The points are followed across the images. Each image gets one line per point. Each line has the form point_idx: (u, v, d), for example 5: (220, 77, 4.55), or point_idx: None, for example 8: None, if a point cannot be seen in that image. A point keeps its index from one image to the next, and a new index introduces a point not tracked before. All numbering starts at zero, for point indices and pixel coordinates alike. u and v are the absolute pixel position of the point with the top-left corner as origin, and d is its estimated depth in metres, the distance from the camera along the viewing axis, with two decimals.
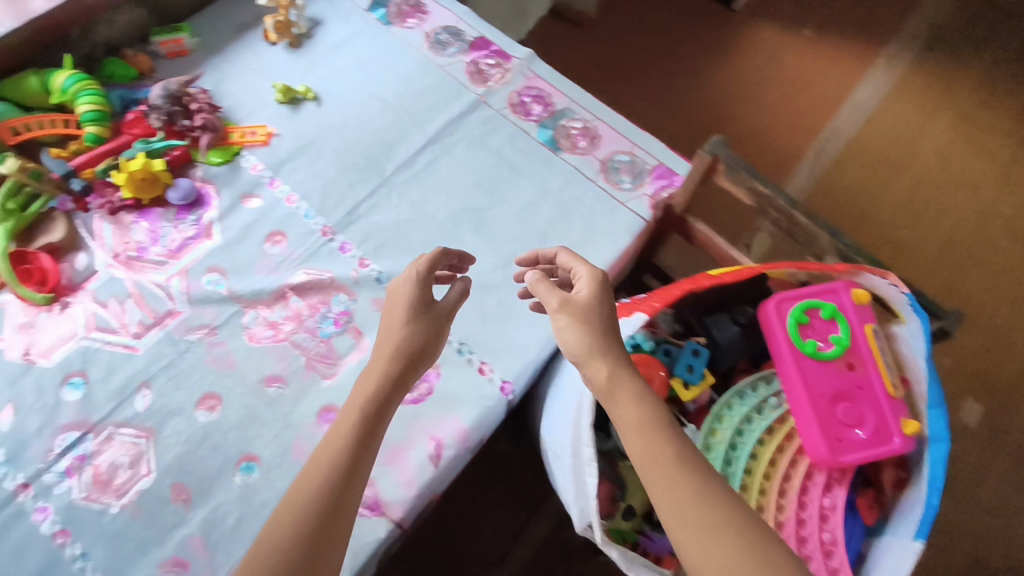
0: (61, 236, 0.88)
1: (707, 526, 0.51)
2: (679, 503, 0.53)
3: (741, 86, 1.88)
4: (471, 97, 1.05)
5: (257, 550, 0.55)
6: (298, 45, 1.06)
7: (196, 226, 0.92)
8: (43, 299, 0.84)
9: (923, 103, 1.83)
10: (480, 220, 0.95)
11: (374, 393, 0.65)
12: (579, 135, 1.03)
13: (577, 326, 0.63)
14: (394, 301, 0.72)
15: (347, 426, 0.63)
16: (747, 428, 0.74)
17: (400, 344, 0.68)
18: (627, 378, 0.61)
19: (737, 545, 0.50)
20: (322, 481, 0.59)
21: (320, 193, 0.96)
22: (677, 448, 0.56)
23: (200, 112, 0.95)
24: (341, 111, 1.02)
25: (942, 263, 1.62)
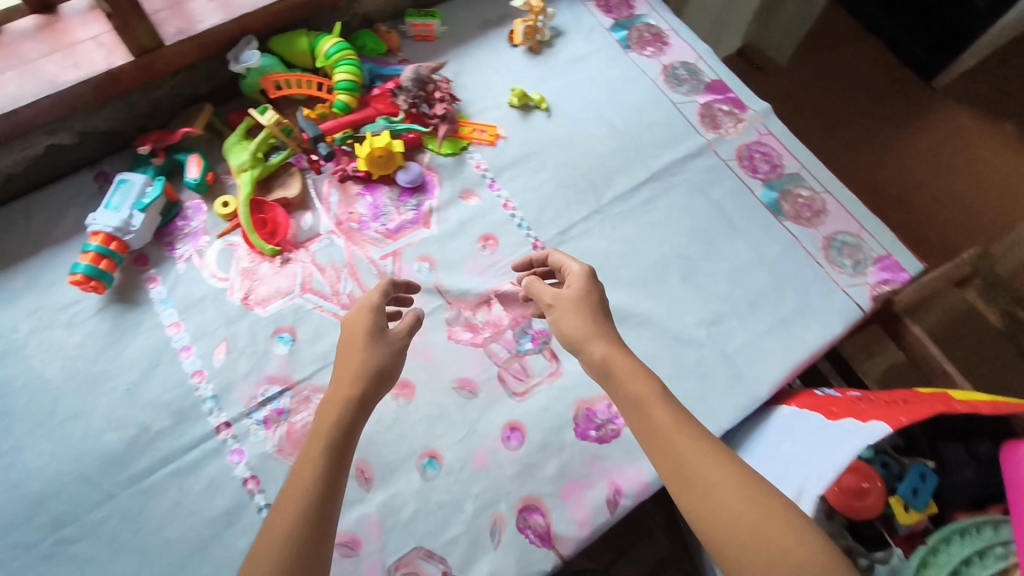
0: (295, 193, 0.91)
1: (709, 499, 0.53)
2: (693, 479, 0.54)
3: (926, 166, 1.67)
4: (700, 141, 1.02)
5: (271, 529, 0.53)
6: (537, 53, 1.06)
7: (416, 211, 0.93)
8: (271, 251, 0.87)
9: None
10: (690, 270, 0.93)
11: (354, 394, 0.63)
12: (805, 204, 0.99)
13: (570, 312, 0.69)
14: (351, 331, 0.69)
15: (332, 428, 0.60)
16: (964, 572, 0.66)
17: (374, 368, 0.66)
18: (598, 351, 0.65)
19: (761, 514, 0.51)
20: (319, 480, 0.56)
21: (537, 206, 0.95)
22: (671, 418, 0.58)
23: (444, 103, 0.96)
24: (569, 128, 1.01)
25: None
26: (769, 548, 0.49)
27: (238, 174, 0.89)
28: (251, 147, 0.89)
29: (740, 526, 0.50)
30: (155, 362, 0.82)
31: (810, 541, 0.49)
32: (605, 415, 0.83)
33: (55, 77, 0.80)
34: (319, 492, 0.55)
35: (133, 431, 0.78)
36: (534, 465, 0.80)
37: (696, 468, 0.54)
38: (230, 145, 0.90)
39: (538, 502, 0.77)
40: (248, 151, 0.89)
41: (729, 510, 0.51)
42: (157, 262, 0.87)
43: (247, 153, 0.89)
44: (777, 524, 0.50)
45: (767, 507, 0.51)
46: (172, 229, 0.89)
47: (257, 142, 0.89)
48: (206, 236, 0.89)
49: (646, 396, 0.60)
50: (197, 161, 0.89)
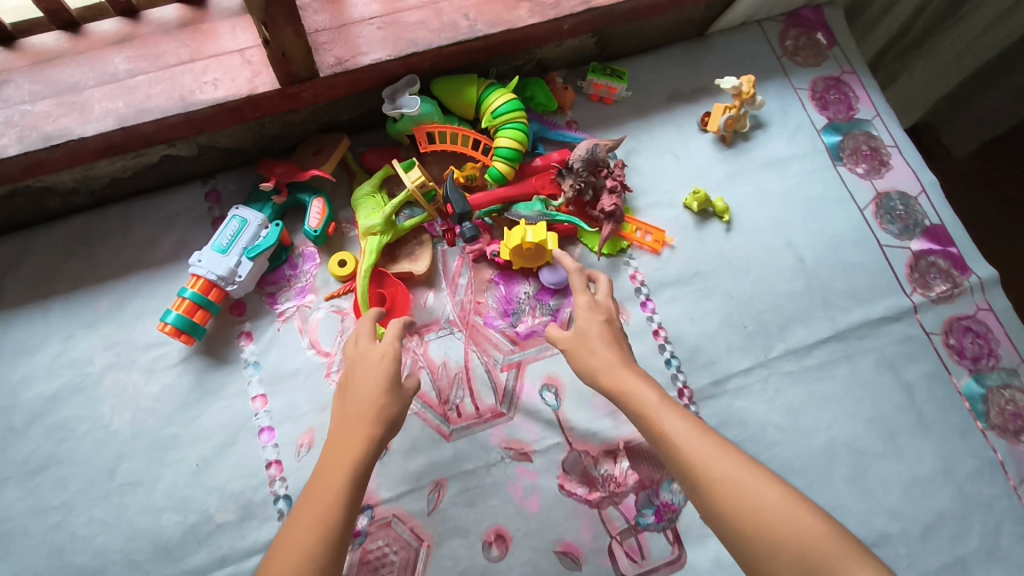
0: (423, 268, 0.78)
1: (730, 502, 0.50)
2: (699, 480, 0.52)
3: None
4: (902, 301, 0.84)
5: (289, 536, 0.50)
6: (729, 145, 0.89)
7: (553, 317, 0.79)
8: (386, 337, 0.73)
9: None
10: (860, 468, 0.77)
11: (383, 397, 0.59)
12: (1017, 413, 0.80)
13: (599, 332, 0.64)
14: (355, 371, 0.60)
15: (354, 454, 0.55)
16: None
17: (392, 415, 0.59)
18: (606, 379, 0.61)
19: (771, 498, 0.49)
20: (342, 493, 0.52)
21: (694, 343, 0.80)
22: (679, 422, 0.55)
23: (613, 195, 0.80)
24: (748, 250, 0.85)
25: None
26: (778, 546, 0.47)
27: (365, 237, 0.76)
28: (386, 210, 0.75)
29: (757, 517, 0.48)
30: (230, 438, 0.71)
31: (819, 521, 0.48)
32: None
33: (189, 94, 0.67)
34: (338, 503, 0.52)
35: (193, 518, 0.68)
36: None
37: (706, 468, 0.52)
38: (361, 197, 0.77)
39: None
40: (382, 212, 0.75)
41: (741, 507, 0.49)
42: (255, 315, 0.76)
43: (381, 216, 0.75)
44: (786, 510, 0.48)
45: (775, 493, 0.49)
46: (278, 279, 0.77)
47: (394, 205, 0.74)
48: (313, 295, 0.77)
49: (649, 404, 0.57)
50: (321, 208, 0.77)
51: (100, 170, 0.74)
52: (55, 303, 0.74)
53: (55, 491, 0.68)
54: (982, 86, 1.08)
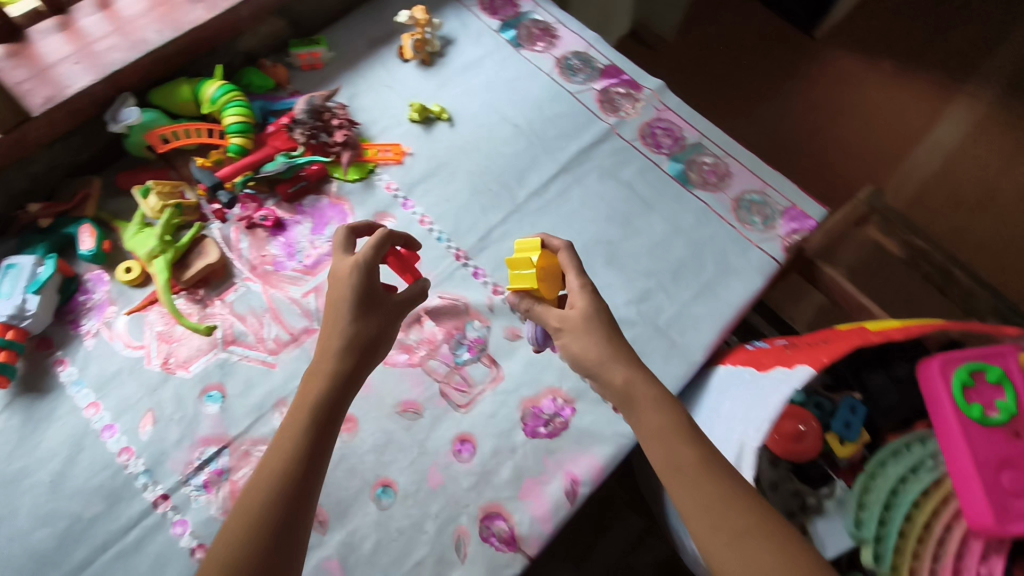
0: (216, 257, 0.86)
1: (706, 504, 0.59)
2: (675, 473, 0.61)
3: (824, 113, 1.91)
4: (602, 126, 1.04)
5: (250, 490, 0.61)
6: (430, 64, 1.07)
7: (332, 243, 0.91)
8: (206, 330, 0.83)
9: (1005, 140, 1.87)
10: (612, 253, 0.94)
11: (336, 343, 0.69)
12: (710, 171, 1.02)
13: (583, 304, 0.69)
14: (337, 293, 0.70)
15: (312, 404, 0.66)
16: (894, 501, 0.74)
17: (366, 334, 0.70)
18: (607, 350, 0.67)
19: (742, 517, 0.58)
20: (294, 442, 0.63)
21: (454, 216, 0.95)
22: (675, 428, 0.63)
23: (342, 130, 0.96)
24: (473, 133, 1.02)
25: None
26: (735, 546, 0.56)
27: (150, 263, 0.84)
28: (158, 231, 0.85)
29: (740, 527, 0.57)
30: (76, 447, 0.77)
31: (799, 544, 0.57)
32: (552, 409, 0.83)
33: None
34: (280, 467, 0.61)
35: (63, 524, 0.73)
36: (489, 472, 0.79)
37: (688, 478, 0.60)
38: (130, 235, 0.86)
39: (498, 507, 0.77)
40: (155, 235, 0.85)
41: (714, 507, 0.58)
42: (64, 343, 0.82)
43: (155, 238, 0.85)
44: (759, 529, 0.57)
45: (748, 510, 0.58)
46: (74, 306, 0.84)
47: (164, 223, 0.85)
48: (112, 306, 0.85)
49: (630, 386, 0.65)
50: (89, 231, 0.85)
51: None
52: None
53: None
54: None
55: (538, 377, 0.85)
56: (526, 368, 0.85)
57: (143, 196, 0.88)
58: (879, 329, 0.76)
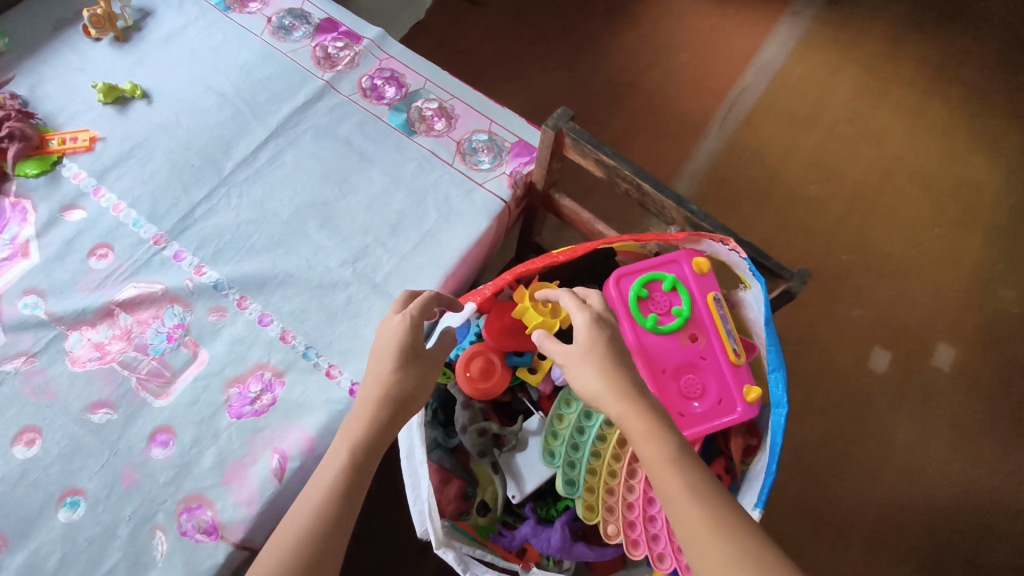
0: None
1: (708, 526, 0.50)
2: (682, 514, 0.52)
3: (650, 49, 1.92)
4: (318, 83, 0.99)
5: None
6: (125, 40, 1.00)
7: (10, 246, 0.84)
8: None
9: (822, 60, 1.97)
10: (327, 214, 0.90)
11: (378, 401, 0.62)
12: (435, 116, 0.98)
13: (580, 365, 0.60)
14: (382, 345, 0.65)
15: (332, 480, 0.57)
16: (587, 424, 0.74)
17: (397, 394, 0.64)
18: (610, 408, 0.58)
19: (734, 531, 0.50)
20: (303, 541, 0.54)
21: (151, 199, 0.89)
22: (679, 470, 0.54)
23: (10, 121, 0.88)
24: (175, 108, 0.95)
25: (839, 198, 1.78)
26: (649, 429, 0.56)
27: None
28: None
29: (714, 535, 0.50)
30: None
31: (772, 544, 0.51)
32: (259, 386, 0.79)
33: None
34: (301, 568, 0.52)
35: None
36: (189, 463, 0.75)
37: (684, 506, 0.52)
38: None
39: (198, 498, 0.73)
40: None
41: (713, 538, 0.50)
42: None
43: None
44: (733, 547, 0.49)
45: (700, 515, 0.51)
46: None
47: None
48: None
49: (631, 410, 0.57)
50: None
51: None
52: None
53: None
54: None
55: (243, 357, 0.81)
56: (231, 348, 0.81)
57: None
58: (562, 249, 0.74)
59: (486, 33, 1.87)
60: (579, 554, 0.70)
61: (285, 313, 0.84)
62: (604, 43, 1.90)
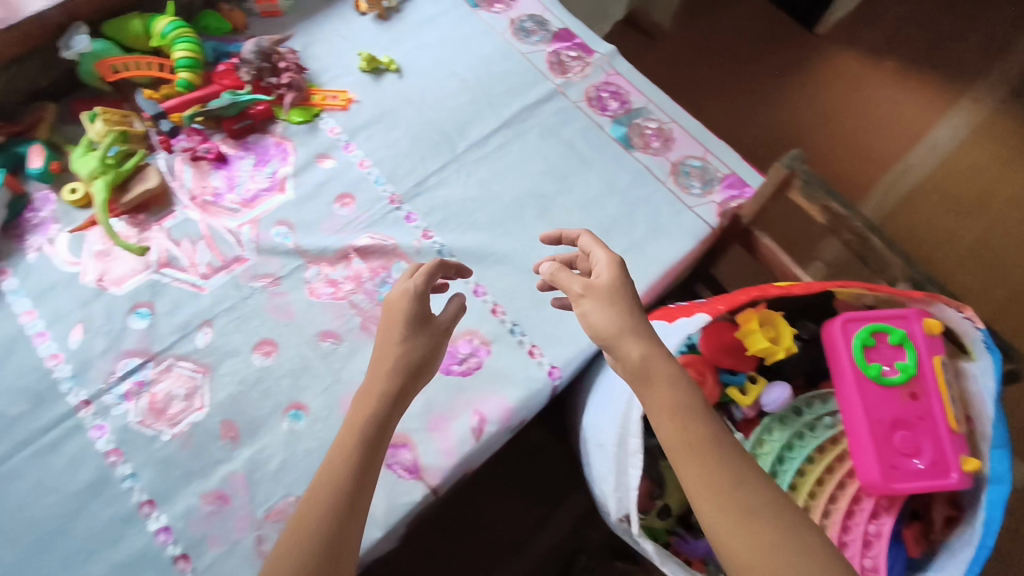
0: (155, 182, 0.90)
1: (763, 510, 0.53)
2: (742, 489, 0.54)
3: (819, 111, 1.92)
4: (548, 86, 1.06)
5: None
6: (386, 18, 1.09)
7: (271, 179, 0.95)
8: (140, 250, 0.87)
9: (997, 152, 1.91)
10: (546, 206, 0.96)
11: (407, 370, 0.67)
12: (653, 135, 1.03)
13: (604, 308, 0.62)
14: (392, 315, 0.69)
15: (367, 429, 0.64)
16: (788, 456, 0.74)
17: (414, 359, 0.68)
18: (635, 350, 0.60)
19: (795, 522, 0.53)
20: (342, 485, 0.60)
21: (392, 162, 0.97)
22: (712, 440, 0.57)
23: (289, 72, 0.99)
24: (421, 86, 1.04)
25: (994, 297, 1.71)
26: (667, 387, 0.60)
27: (92, 184, 0.88)
28: (102, 153, 0.88)
29: (765, 516, 0.53)
30: (10, 349, 0.82)
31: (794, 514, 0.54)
32: (467, 349, 0.86)
33: None
34: (341, 504, 0.59)
35: None
36: None
37: (750, 482, 0.54)
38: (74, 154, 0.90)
39: (403, 437, 0.80)
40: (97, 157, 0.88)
41: (776, 523, 0.52)
42: (10, 254, 0.87)
43: (96, 159, 0.88)
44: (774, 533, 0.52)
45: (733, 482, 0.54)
46: (22, 222, 0.89)
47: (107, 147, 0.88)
48: (56, 224, 0.89)
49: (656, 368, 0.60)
50: (40, 153, 0.90)
51: None
52: None
53: None
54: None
55: None
56: (447, 310, 0.88)
57: (90, 121, 0.91)
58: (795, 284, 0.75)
59: (658, 70, 1.95)
60: None
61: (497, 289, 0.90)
62: (773, 95, 1.93)
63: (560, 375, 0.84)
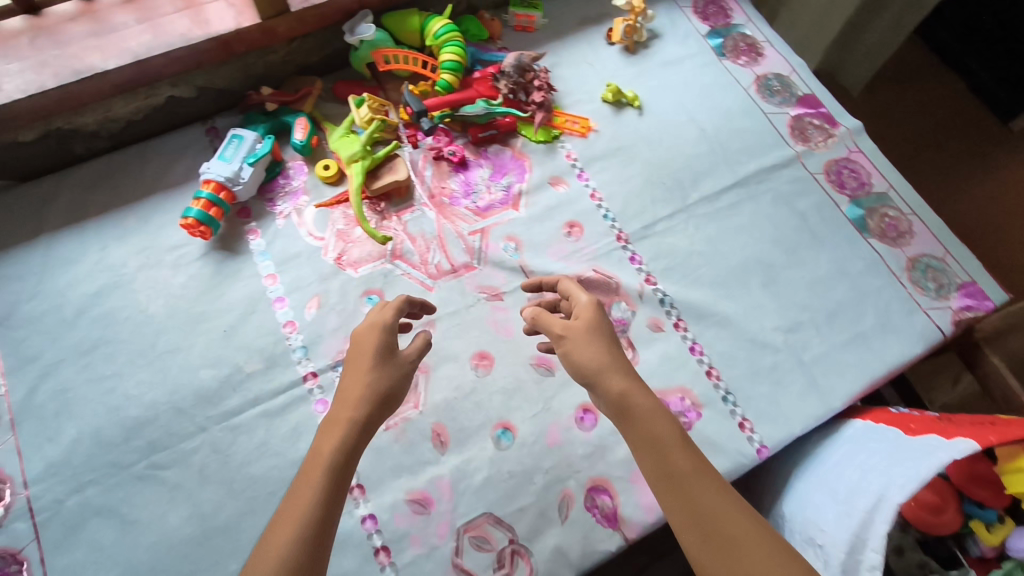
0: (404, 175, 0.92)
1: (705, 521, 0.53)
2: (703, 519, 0.54)
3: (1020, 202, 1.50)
4: (788, 152, 1.03)
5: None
6: (633, 52, 1.08)
7: (506, 193, 0.96)
8: (382, 239, 0.89)
9: None
10: (772, 276, 0.94)
11: (370, 406, 0.64)
12: (892, 224, 0.98)
13: (585, 346, 0.64)
14: (357, 346, 0.67)
15: (344, 445, 0.60)
16: None
17: (383, 390, 0.65)
18: (616, 385, 0.61)
19: (773, 555, 0.51)
20: (319, 501, 0.56)
21: (623, 199, 0.97)
22: (695, 470, 0.56)
23: (541, 91, 0.98)
24: (660, 127, 1.03)
25: None
26: (660, 418, 0.59)
27: (349, 165, 0.91)
28: (363, 139, 0.91)
29: (738, 545, 0.52)
30: (251, 308, 0.86)
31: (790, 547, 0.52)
32: (677, 408, 0.84)
33: (189, 32, 0.84)
34: (312, 517, 0.54)
35: (227, 370, 0.82)
36: (605, 447, 0.81)
37: (693, 494, 0.55)
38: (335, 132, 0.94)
39: (605, 482, 0.79)
40: (359, 142, 0.92)
41: (734, 552, 0.51)
42: (260, 215, 0.91)
43: (359, 144, 0.91)
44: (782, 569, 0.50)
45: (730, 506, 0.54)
46: (275, 188, 0.93)
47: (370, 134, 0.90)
48: (305, 196, 0.93)
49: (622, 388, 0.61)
50: (304, 124, 0.93)
51: (118, 111, 0.89)
52: (89, 223, 0.88)
53: (106, 363, 0.81)
54: (866, 28, 1.43)
55: (670, 374, 0.86)
56: (661, 362, 0.87)
57: (357, 105, 0.94)
58: None
59: None
60: None
61: (715, 352, 0.88)
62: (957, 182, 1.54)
63: (766, 445, 0.82)
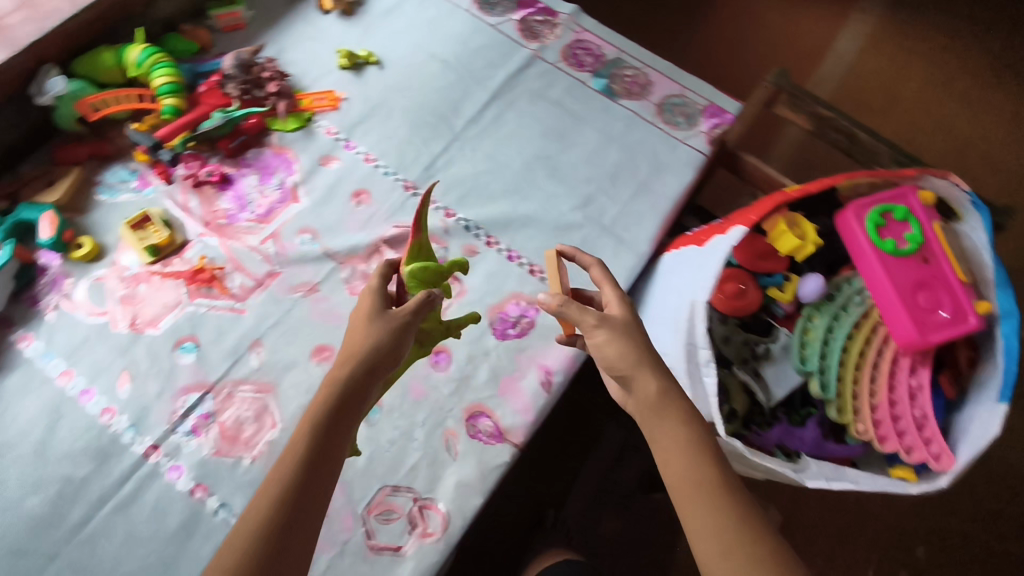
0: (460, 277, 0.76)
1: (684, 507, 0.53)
2: (665, 455, 0.56)
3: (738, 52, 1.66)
4: (526, 53, 1.09)
5: (229, 543, 0.49)
6: (351, 13, 1.09)
7: (281, 191, 0.94)
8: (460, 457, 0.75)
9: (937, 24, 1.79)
10: (552, 166, 1.00)
11: (358, 356, 0.60)
12: (633, 81, 1.08)
13: (617, 340, 0.61)
14: (356, 312, 0.65)
15: (337, 380, 0.59)
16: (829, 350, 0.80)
17: (375, 342, 0.61)
18: (652, 383, 0.59)
19: (709, 512, 0.52)
20: (301, 452, 0.54)
21: (396, 152, 0.99)
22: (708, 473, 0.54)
23: (274, 81, 0.98)
24: (404, 74, 1.05)
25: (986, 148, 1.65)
26: (674, 414, 0.58)
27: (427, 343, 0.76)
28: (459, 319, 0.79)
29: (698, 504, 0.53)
30: (55, 414, 0.77)
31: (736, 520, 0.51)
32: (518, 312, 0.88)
33: None
34: (316, 459, 0.54)
35: (56, 487, 0.74)
36: (467, 377, 0.84)
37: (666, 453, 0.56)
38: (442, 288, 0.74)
39: (480, 407, 0.82)
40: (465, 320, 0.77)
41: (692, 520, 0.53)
42: (25, 319, 0.83)
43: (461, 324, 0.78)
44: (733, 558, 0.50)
45: (711, 503, 0.53)
46: (32, 286, 0.85)
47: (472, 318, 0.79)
48: (68, 278, 0.85)
49: (675, 421, 0.58)
50: (50, 219, 0.85)
51: None
52: None
53: None
54: None
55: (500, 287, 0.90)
56: (488, 280, 0.90)
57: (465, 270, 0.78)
58: (795, 187, 0.80)
59: None
60: (830, 452, 0.78)
61: (530, 251, 0.93)
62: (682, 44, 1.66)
63: (587, 301, 0.89)
